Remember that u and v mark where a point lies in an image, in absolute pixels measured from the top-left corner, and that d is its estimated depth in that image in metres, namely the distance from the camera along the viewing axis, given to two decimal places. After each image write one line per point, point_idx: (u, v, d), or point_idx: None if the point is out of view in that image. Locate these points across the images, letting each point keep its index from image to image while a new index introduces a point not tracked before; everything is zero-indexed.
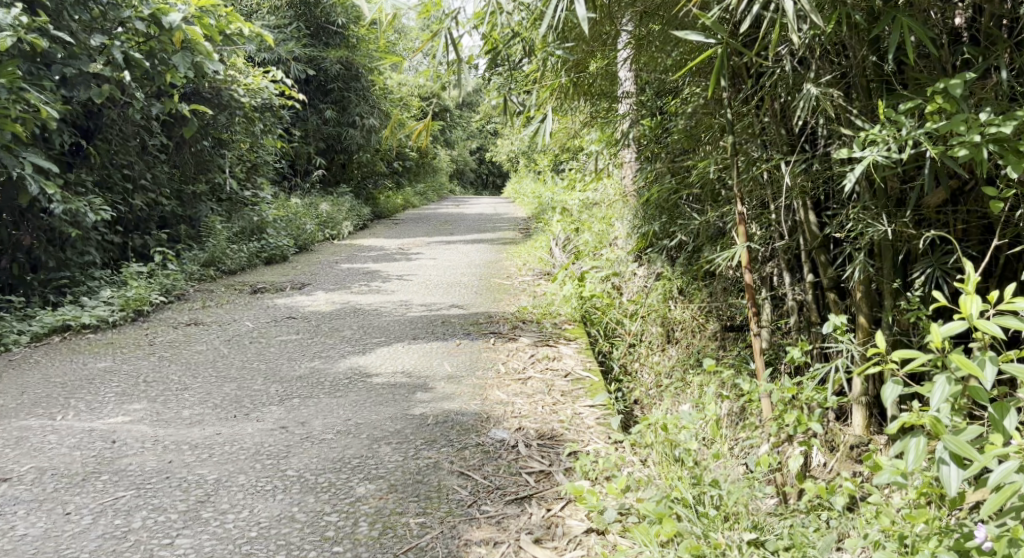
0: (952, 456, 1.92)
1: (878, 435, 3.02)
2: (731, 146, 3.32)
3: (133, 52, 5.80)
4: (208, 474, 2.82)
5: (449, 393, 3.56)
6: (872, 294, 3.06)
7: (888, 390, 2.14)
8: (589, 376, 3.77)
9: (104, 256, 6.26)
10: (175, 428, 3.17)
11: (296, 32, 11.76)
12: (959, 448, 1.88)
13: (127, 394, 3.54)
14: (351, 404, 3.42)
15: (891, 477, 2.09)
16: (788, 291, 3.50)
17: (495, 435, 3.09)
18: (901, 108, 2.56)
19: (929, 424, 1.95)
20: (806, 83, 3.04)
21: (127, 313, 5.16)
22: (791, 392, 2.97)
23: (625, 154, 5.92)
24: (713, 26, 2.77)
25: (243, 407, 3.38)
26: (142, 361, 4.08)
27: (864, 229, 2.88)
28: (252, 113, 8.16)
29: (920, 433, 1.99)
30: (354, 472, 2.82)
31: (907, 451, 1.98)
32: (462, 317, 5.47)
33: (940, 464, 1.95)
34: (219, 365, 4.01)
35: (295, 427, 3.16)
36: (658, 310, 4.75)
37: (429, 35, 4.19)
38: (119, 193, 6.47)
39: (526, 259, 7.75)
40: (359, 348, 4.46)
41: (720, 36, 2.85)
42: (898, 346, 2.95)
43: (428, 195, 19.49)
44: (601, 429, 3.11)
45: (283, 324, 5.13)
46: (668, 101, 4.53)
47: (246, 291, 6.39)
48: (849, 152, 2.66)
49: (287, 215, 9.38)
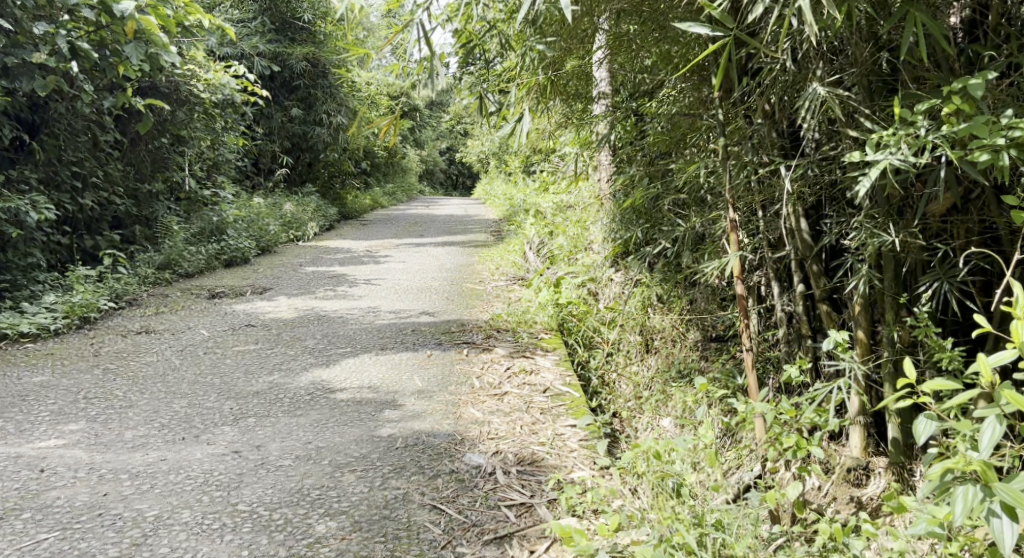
0: (1004, 508, 1.80)
1: (876, 457, 2.83)
2: (721, 150, 3.12)
3: (81, 42, 5.52)
4: (147, 510, 2.53)
5: (419, 411, 3.30)
6: (870, 306, 2.83)
7: (922, 426, 2.03)
8: (569, 392, 3.53)
9: (50, 258, 5.96)
10: (114, 453, 2.89)
11: (261, 28, 11.43)
12: (1015, 498, 1.75)
13: (64, 413, 3.24)
14: (312, 424, 3.15)
15: (931, 527, 1.96)
16: (777, 303, 3.28)
17: (471, 460, 2.84)
18: (918, 108, 2.32)
19: (979, 470, 1.83)
20: (806, 82, 2.81)
21: (72, 320, 4.85)
22: (790, 413, 2.74)
23: (600, 157, 5.71)
24: (721, 17, 2.52)
25: (193, 428, 3.09)
26: (83, 375, 3.77)
27: (869, 239, 2.62)
28: (213, 109, 7.84)
29: (965, 479, 1.87)
30: (314, 506, 2.56)
31: (954, 500, 1.85)
32: (433, 324, 5.22)
33: (990, 516, 1.82)
34: (168, 379, 3.72)
35: (249, 452, 2.89)
36: (636, 318, 4.53)
37: (399, 27, 3.95)
38: (67, 192, 6.16)
39: (499, 263, 7.52)
40: (323, 359, 4.18)
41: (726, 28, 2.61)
42: (903, 364, 2.72)
43: (396, 196, 19.15)
44: (585, 454, 2.89)
45: (241, 332, 4.84)
46: (644, 102, 4.35)
47: (204, 296, 6.08)
48: (860, 155, 2.41)
49: (249, 215, 9.07)
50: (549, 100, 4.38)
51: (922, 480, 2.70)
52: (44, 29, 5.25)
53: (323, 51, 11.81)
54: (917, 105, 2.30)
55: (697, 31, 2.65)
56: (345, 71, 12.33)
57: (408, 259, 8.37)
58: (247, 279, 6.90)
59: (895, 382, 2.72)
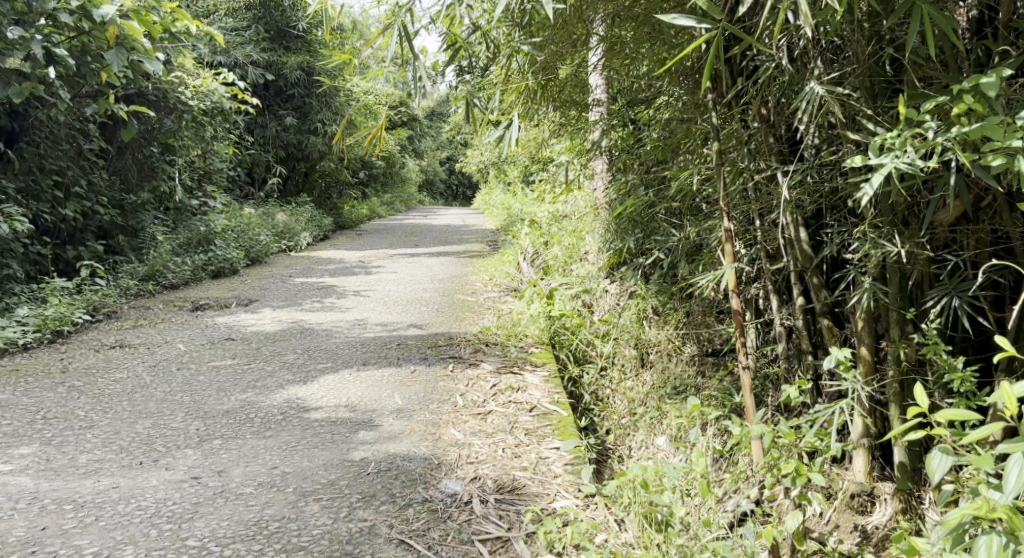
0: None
1: (882, 482, 2.66)
2: (715, 154, 2.94)
3: (60, 48, 5.35)
4: (86, 547, 2.35)
5: (397, 432, 3.12)
6: (873, 321, 2.64)
7: (938, 461, 1.86)
8: (557, 411, 3.34)
9: (29, 269, 5.79)
10: (63, 480, 2.72)
11: (255, 37, 11.28)
12: None
13: (16, 435, 3.07)
14: (281, 447, 2.97)
15: None
16: (776, 317, 3.10)
17: (446, 487, 2.66)
18: (926, 107, 2.12)
19: (1004, 517, 1.68)
20: (804, 83, 2.63)
21: (43, 335, 4.68)
22: (788, 438, 2.56)
23: (595, 165, 5.52)
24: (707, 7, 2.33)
25: (152, 452, 2.92)
26: (46, 393, 3.59)
27: (871, 249, 2.43)
28: (201, 116, 7.66)
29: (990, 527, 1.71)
30: (270, 541, 2.38)
31: (978, 553, 1.69)
32: (420, 338, 5.03)
33: None
34: (135, 398, 3.53)
35: (209, 479, 2.72)
36: (631, 332, 4.32)
37: (381, 29, 3.78)
38: (47, 202, 6.00)
39: (493, 274, 7.34)
40: (301, 376, 3.99)
41: (715, 21, 2.41)
42: (910, 384, 2.53)
43: (395, 207, 19.01)
44: (569, 480, 2.70)
45: (220, 346, 4.65)
46: (641, 110, 4.17)
47: (186, 308, 5.90)
48: (863, 159, 2.20)
49: (239, 224, 8.89)
50: (539, 105, 4.20)
51: (931, 508, 2.52)
52: (18, 35, 5.08)
53: (318, 60, 11.66)
54: (925, 105, 2.10)
55: (684, 23, 2.45)
56: (341, 79, 12.17)
57: (401, 270, 8.19)
58: (233, 291, 6.73)
59: (900, 404, 2.54)
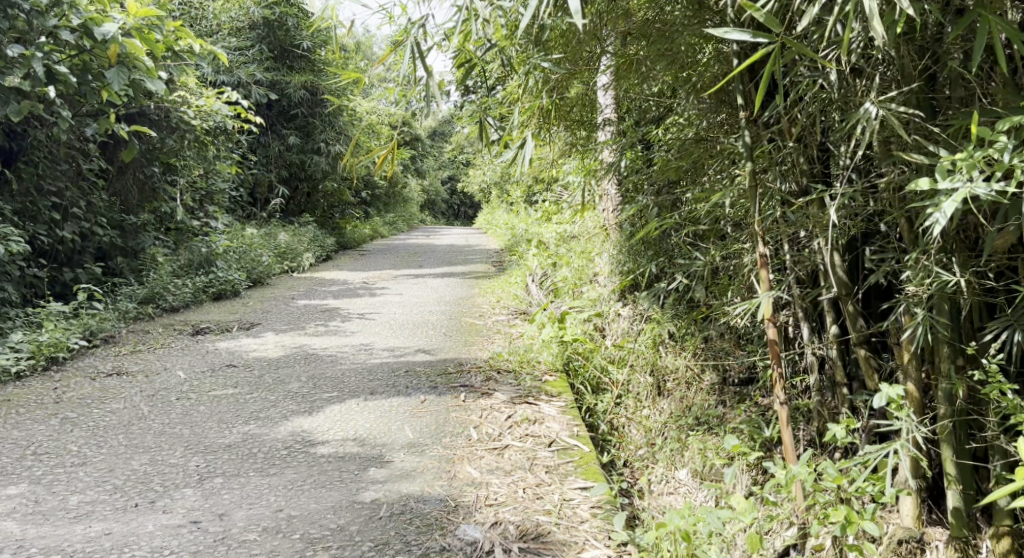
0: None
1: (932, 527, 2.48)
2: (750, 176, 2.75)
3: (59, 66, 5.18)
4: None
5: (408, 469, 2.93)
6: (922, 354, 2.46)
7: None
8: (578, 446, 3.16)
9: (25, 292, 5.60)
10: (53, 525, 2.54)
11: (258, 56, 11.13)
12: None
13: (4, 474, 2.88)
14: (286, 487, 2.78)
15: None
16: (808, 347, 2.92)
17: (466, 534, 2.48)
18: (1000, 126, 1.96)
19: None
20: (849, 101, 2.47)
21: (36, 362, 4.49)
22: (836, 481, 2.36)
23: (607, 185, 5.34)
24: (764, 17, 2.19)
25: (149, 492, 2.74)
26: (37, 426, 3.40)
27: (927, 279, 2.25)
28: (205, 136, 7.50)
29: None
30: None
31: None
32: (428, 364, 4.84)
33: None
34: (132, 431, 3.35)
35: (210, 523, 2.54)
36: (647, 358, 4.10)
37: (391, 43, 3.61)
38: (44, 224, 5.83)
39: (500, 296, 7.15)
40: (306, 406, 3.80)
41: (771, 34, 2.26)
42: (966, 423, 2.35)
43: (397, 227, 18.85)
44: (596, 527, 2.53)
45: (221, 374, 4.47)
46: (656, 129, 4.00)
47: (187, 332, 5.71)
48: (929, 181, 2.04)
49: (240, 245, 8.71)
50: (553, 124, 4.02)
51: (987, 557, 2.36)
52: (17, 52, 4.92)
53: (321, 80, 11.53)
54: (999, 123, 1.94)
55: (736, 38, 2.30)
56: (344, 99, 12.03)
57: (406, 292, 8.01)
58: (235, 314, 6.54)
59: (956, 445, 2.36)
